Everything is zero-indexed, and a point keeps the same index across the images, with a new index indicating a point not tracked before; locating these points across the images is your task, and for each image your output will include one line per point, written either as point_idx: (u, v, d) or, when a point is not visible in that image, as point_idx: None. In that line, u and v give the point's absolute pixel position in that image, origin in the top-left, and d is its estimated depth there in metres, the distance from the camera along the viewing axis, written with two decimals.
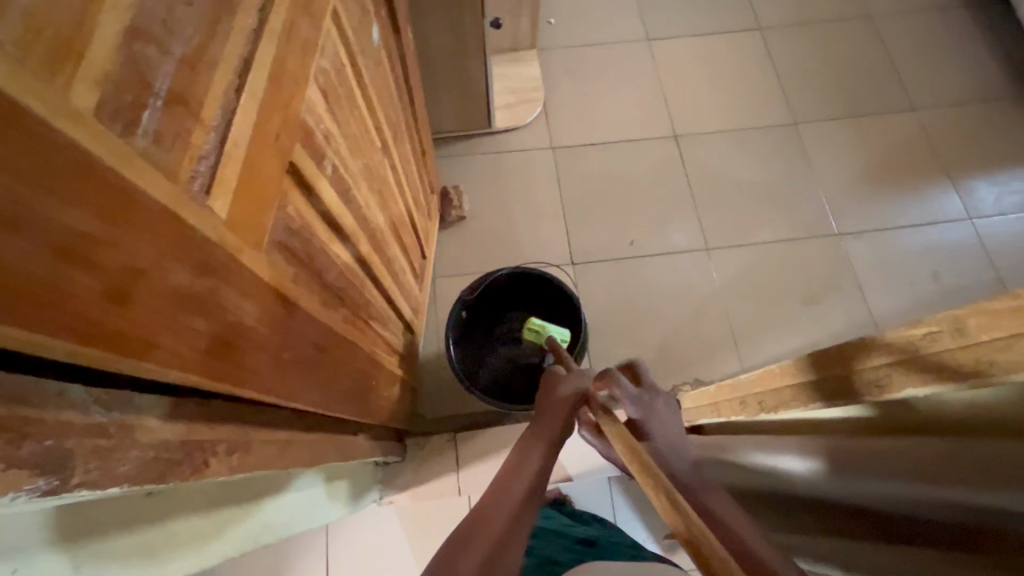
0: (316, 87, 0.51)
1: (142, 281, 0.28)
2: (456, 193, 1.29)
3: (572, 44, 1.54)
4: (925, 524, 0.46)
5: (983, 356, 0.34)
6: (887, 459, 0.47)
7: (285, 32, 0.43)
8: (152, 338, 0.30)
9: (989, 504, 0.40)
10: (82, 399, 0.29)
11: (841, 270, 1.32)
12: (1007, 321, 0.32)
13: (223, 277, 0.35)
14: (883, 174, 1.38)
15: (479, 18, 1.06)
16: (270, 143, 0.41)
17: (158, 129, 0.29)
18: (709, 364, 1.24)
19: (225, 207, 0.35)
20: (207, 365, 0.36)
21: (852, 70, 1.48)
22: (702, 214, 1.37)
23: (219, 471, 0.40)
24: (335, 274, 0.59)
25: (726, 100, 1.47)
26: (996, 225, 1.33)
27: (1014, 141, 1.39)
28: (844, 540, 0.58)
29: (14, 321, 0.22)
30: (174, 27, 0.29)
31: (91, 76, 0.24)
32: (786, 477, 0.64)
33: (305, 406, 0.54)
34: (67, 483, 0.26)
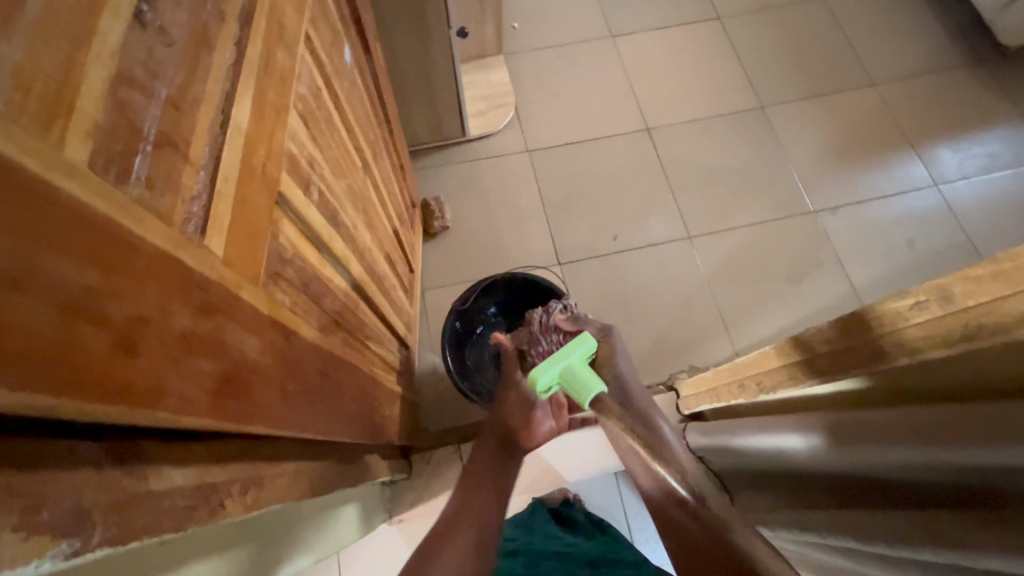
0: (299, 112, 0.48)
1: (147, 329, 0.26)
2: (437, 205, 1.31)
3: (538, 46, 1.56)
4: (921, 490, 0.50)
5: (972, 320, 0.43)
6: (885, 428, 0.52)
7: (264, 59, 0.40)
8: (162, 386, 0.28)
9: (982, 465, 0.43)
10: (94, 455, 0.28)
11: (821, 246, 1.35)
12: (989, 286, 0.42)
13: (227, 316, 0.33)
14: (852, 148, 1.44)
15: (445, 26, 1.07)
16: (259, 176, 0.38)
17: (150, 174, 0.27)
18: (701, 349, 1.27)
19: (221, 243, 0.33)
20: (221, 407, 0.33)
21: (807, 52, 1.56)
22: (679, 198, 1.40)
23: (235, 512, 0.39)
24: (335, 301, 0.58)
25: (691, 89, 1.52)
26: (960, 188, 1.38)
27: (969, 106, 1.47)
28: (833, 511, 0.63)
29: (42, 386, 0.21)
30: (156, 67, 0.28)
31: (82, 128, 0.22)
32: (790, 456, 0.71)
33: (318, 437, 0.52)
34: (89, 543, 0.26)
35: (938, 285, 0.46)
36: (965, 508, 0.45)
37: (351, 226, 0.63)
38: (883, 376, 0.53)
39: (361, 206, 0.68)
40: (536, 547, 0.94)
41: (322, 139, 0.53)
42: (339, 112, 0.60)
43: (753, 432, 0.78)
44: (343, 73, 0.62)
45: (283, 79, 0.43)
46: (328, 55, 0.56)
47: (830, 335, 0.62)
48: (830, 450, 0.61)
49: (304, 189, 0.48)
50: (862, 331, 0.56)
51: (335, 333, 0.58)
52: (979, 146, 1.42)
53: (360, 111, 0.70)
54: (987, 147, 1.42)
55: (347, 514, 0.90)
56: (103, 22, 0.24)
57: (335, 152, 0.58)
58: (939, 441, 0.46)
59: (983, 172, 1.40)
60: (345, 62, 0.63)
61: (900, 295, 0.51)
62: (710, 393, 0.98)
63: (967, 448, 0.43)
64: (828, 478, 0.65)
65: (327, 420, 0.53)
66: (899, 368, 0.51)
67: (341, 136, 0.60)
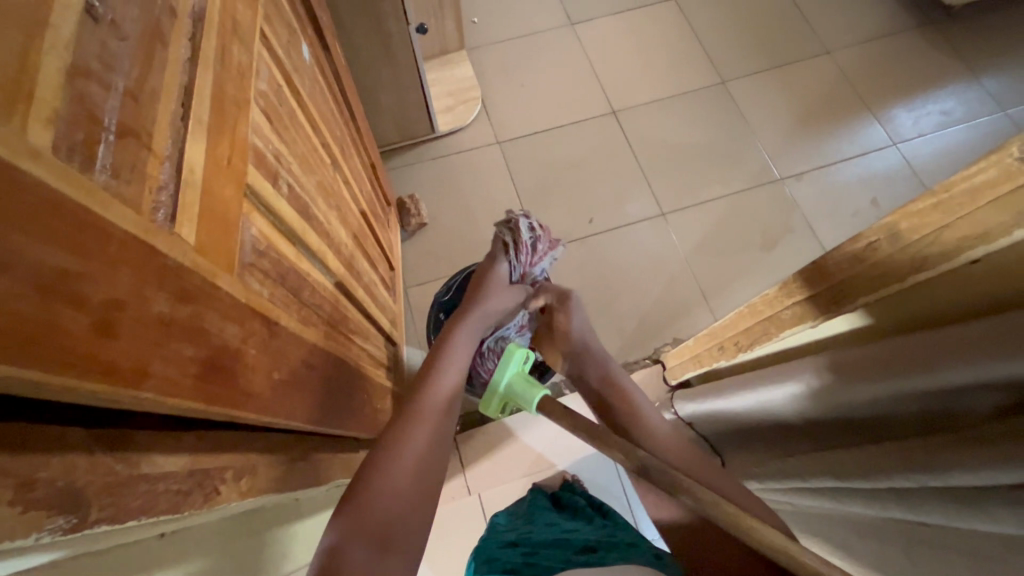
0: (260, 107, 0.48)
1: (125, 311, 0.27)
2: (412, 202, 1.32)
3: (500, 38, 1.58)
4: (898, 421, 0.54)
5: (919, 253, 0.46)
6: (853, 368, 0.55)
7: (220, 56, 0.41)
8: (145, 366, 0.28)
9: (945, 386, 0.46)
10: (84, 440, 0.29)
11: (791, 213, 1.39)
12: (930, 218, 0.45)
13: (204, 302, 0.34)
14: (813, 115, 1.48)
15: (404, 24, 1.07)
16: (224, 169, 0.39)
17: (114, 163, 0.28)
18: (684, 321, 1.30)
19: (192, 231, 0.34)
20: (206, 391, 0.34)
21: (763, 26, 1.60)
22: (650, 178, 1.43)
23: (230, 497, 0.40)
24: (314, 293, 0.58)
25: (653, 70, 1.55)
26: (918, 145, 1.43)
27: (920, 66, 1.52)
28: (815, 453, 0.66)
29: (26, 363, 0.22)
30: (110, 60, 0.28)
31: (43, 116, 0.23)
32: (768, 412, 0.72)
33: (308, 427, 0.53)
34: (86, 520, 0.27)
35: (886, 224, 0.50)
36: (945, 428, 0.48)
37: (324, 220, 0.64)
38: (863, 317, 0.56)
39: (333, 202, 0.69)
40: (535, 538, 0.86)
41: (286, 134, 0.54)
42: (301, 109, 0.61)
43: (730, 393, 0.81)
44: (302, 70, 0.63)
45: (240, 75, 0.44)
46: (286, 52, 0.57)
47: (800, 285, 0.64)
48: (806, 397, 0.63)
49: (272, 182, 0.49)
50: (831, 279, 0.58)
51: (318, 326, 0.58)
52: (933, 104, 1.47)
53: (323, 107, 0.70)
54: (940, 104, 1.47)
55: None
56: (55, 14, 0.25)
57: (301, 147, 0.59)
58: (899, 371, 0.49)
59: (938, 128, 1.45)
60: (304, 59, 0.64)
61: (854, 239, 0.54)
62: (693, 360, 1.00)
63: (925, 373, 0.46)
64: (809, 424, 0.67)
65: (316, 409, 0.54)
66: (879, 307, 0.54)
67: (306, 132, 0.61)
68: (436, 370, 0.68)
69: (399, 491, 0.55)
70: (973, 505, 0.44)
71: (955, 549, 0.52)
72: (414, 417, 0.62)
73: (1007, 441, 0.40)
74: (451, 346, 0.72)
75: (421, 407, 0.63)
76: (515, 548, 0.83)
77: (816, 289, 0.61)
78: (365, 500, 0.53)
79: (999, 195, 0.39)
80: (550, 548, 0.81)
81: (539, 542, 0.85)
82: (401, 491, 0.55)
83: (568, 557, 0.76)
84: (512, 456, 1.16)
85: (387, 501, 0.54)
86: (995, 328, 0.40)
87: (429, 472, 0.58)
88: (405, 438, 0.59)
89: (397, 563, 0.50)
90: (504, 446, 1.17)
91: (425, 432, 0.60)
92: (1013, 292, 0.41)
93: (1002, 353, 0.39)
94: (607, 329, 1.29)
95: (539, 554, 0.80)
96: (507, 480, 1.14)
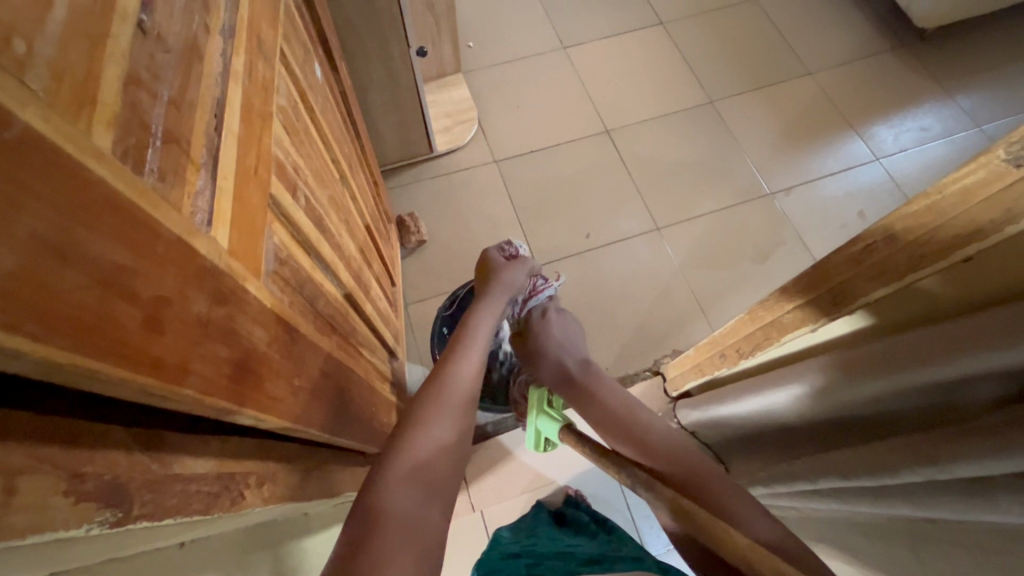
0: (280, 122, 0.50)
1: (169, 308, 0.28)
2: (412, 220, 1.34)
3: (495, 61, 1.63)
4: (901, 416, 0.55)
5: (912, 252, 0.49)
6: (857, 366, 0.56)
7: (247, 72, 0.42)
8: (185, 363, 0.29)
9: (944, 379, 0.47)
10: (124, 439, 0.29)
11: (781, 225, 1.43)
12: (924, 220, 0.47)
13: (236, 305, 0.35)
14: (799, 132, 1.54)
15: (405, 47, 1.11)
16: (251, 178, 0.40)
17: (161, 167, 0.29)
18: (682, 333, 1.32)
19: (226, 235, 0.35)
20: (236, 392, 0.35)
21: (748, 49, 1.66)
22: (644, 194, 1.46)
23: (254, 502, 0.40)
24: (328, 304, 0.59)
25: (644, 90, 1.60)
26: (899, 160, 1.49)
27: (899, 85, 1.58)
28: (822, 454, 0.67)
29: (84, 354, 0.23)
30: (157, 72, 0.30)
31: (104, 118, 0.24)
32: (772, 414, 0.73)
33: (323, 435, 0.53)
34: (129, 515, 0.27)
35: (883, 227, 0.52)
36: (947, 420, 0.49)
37: (335, 232, 0.65)
38: (862, 317, 0.58)
39: (342, 216, 0.70)
40: (539, 550, 0.86)
41: (302, 148, 0.56)
42: (315, 124, 0.62)
43: (732, 398, 0.82)
44: (315, 88, 0.65)
45: (264, 90, 0.45)
46: (301, 71, 0.59)
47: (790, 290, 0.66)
48: (811, 397, 0.64)
49: (291, 194, 0.50)
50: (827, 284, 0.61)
51: (332, 335, 0.59)
52: (911, 121, 1.53)
53: (334, 125, 0.72)
54: (919, 122, 1.53)
55: None
56: (114, 26, 0.26)
57: (315, 161, 0.60)
58: (900, 367, 0.51)
59: (918, 144, 1.50)
60: (317, 78, 0.66)
61: (852, 241, 0.57)
62: (694, 369, 1.00)
63: (925, 367, 0.48)
64: (815, 426, 0.68)
65: (330, 417, 0.54)
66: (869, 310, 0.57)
67: (319, 146, 0.63)
68: (460, 351, 0.70)
69: (433, 455, 0.59)
70: (982, 498, 0.45)
71: (964, 546, 0.52)
72: (440, 394, 0.64)
73: (1006, 429, 0.41)
74: (472, 318, 0.77)
75: (445, 385, 0.65)
76: (519, 560, 0.83)
77: (813, 291, 0.64)
78: (402, 463, 0.57)
79: (990, 194, 0.41)
80: (554, 560, 0.81)
81: (545, 553, 0.85)
82: (429, 467, 0.58)
83: (572, 569, 0.76)
84: (514, 471, 1.16)
85: (416, 475, 0.56)
86: (988, 321, 0.42)
87: (455, 445, 0.62)
88: (429, 413, 0.62)
89: (436, 517, 0.54)
90: (508, 460, 1.16)
91: (452, 403, 0.64)
92: (1005, 290, 0.43)
93: (995, 345, 0.41)
94: (607, 341, 1.30)
95: (545, 564, 0.79)
96: (510, 495, 1.14)
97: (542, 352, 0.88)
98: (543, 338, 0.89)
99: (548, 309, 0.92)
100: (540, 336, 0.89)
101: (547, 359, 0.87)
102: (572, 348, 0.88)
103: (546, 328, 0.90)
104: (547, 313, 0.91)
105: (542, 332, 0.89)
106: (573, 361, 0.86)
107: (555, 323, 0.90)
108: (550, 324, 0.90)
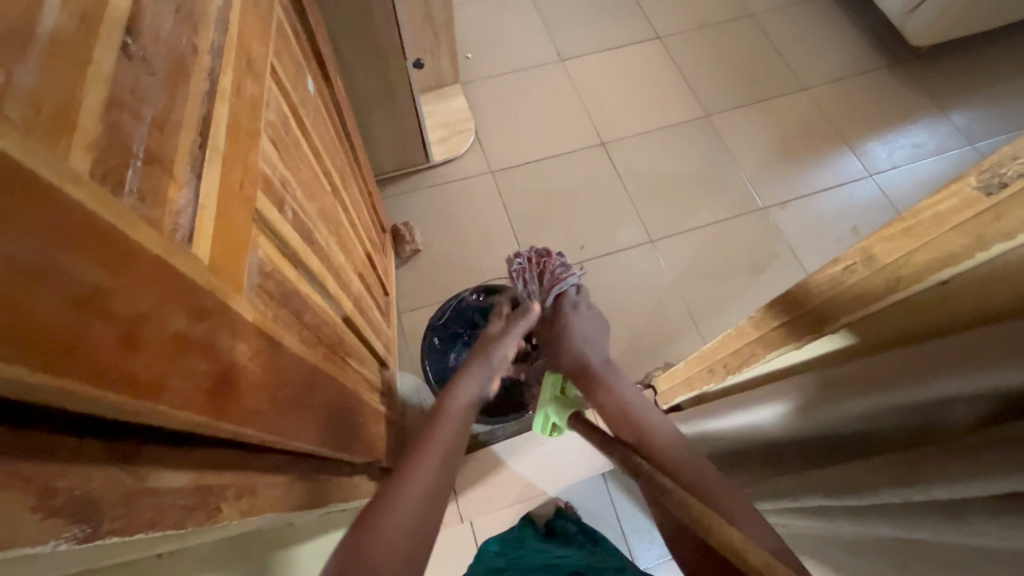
0: (268, 138, 0.50)
1: (147, 326, 0.29)
2: (406, 229, 1.34)
3: (493, 73, 1.64)
4: (882, 435, 0.55)
5: (889, 275, 0.49)
6: (841, 385, 0.56)
7: (234, 89, 0.43)
8: (161, 380, 0.29)
9: (922, 400, 0.48)
10: (98, 453, 0.30)
11: (775, 239, 1.44)
12: (901, 244, 0.47)
13: (217, 320, 0.36)
14: (793, 147, 1.55)
15: (401, 59, 1.12)
16: (236, 194, 0.41)
17: (141, 188, 0.30)
18: (673, 345, 1.32)
19: (207, 252, 0.36)
20: (213, 407, 0.35)
21: (743, 63, 1.68)
22: (639, 206, 1.47)
23: (231, 515, 0.40)
24: (315, 315, 0.60)
25: (640, 103, 1.61)
26: (892, 176, 1.50)
27: (892, 102, 1.60)
28: (807, 471, 0.67)
29: (56, 373, 0.23)
30: (141, 94, 0.31)
31: (83, 143, 0.25)
32: (759, 430, 0.74)
33: (307, 447, 0.53)
34: (98, 530, 0.28)
35: (862, 248, 0.52)
36: (926, 440, 0.50)
37: (324, 245, 0.66)
38: (846, 335, 0.58)
39: (332, 228, 0.71)
40: (525, 563, 0.87)
41: (291, 162, 0.56)
42: (305, 138, 0.63)
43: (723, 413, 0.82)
44: (307, 102, 0.66)
45: (252, 107, 0.46)
46: (292, 86, 0.60)
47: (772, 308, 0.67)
48: (796, 415, 0.65)
49: (278, 208, 0.51)
50: (805, 304, 0.61)
51: (318, 347, 0.60)
52: (905, 137, 1.55)
53: (325, 138, 0.73)
54: (912, 138, 1.54)
55: None
56: (97, 51, 0.27)
57: (304, 175, 0.61)
58: (883, 387, 0.51)
59: (911, 160, 1.52)
60: (309, 92, 0.67)
61: (831, 261, 0.56)
62: (684, 383, 1.00)
63: (904, 387, 0.48)
64: (800, 443, 0.68)
65: (314, 429, 0.55)
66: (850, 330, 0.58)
67: (310, 160, 0.64)
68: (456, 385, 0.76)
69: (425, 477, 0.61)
70: (959, 519, 0.46)
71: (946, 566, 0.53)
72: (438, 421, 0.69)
73: (980, 452, 0.42)
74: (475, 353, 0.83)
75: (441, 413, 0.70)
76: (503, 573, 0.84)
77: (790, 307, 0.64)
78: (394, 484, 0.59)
79: (961, 220, 0.41)
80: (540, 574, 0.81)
81: (531, 566, 0.85)
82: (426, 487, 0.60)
83: None
84: (504, 483, 1.14)
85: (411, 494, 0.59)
86: (961, 343, 0.43)
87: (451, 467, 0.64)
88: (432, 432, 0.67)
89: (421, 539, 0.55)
90: (499, 471, 1.14)
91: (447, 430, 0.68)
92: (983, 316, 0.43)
93: (970, 368, 0.42)
94: None
95: None
96: (499, 505, 1.13)
97: (566, 340, 0.88)
98: (568, 327, 0.89)
99: (578, 304, 0.93)
100: (566, 325, 0.90)
101: (568, 344, 0.88)
102: (592, 341, 0.89)
103: (573, 319, 0.91)
104: (577, 307, 0.93)
105: (568, 323, 0.90)
106: (593, 353, 0.87)
107: (583, 317, 0.92)
108: (576, 316, 0.91)
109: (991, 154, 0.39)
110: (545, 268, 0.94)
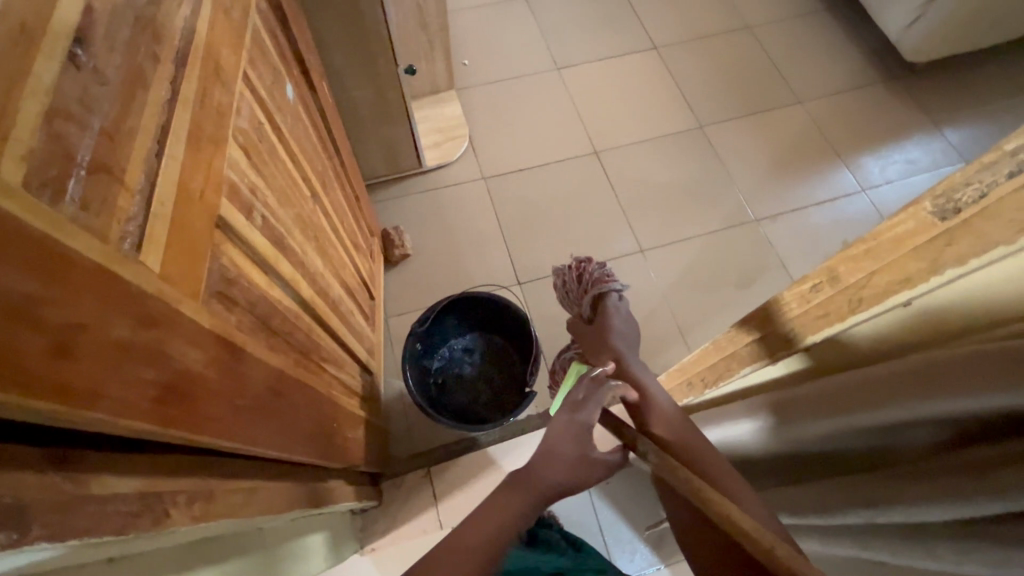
0: (237, 145, 0.51)
1: (85, 335, 0.29)
2: (396, 233, 1.35)
3: (488, 79, 1.65)
4: (851, 453, 0.55)
5: (852, 296, 0.49)
6: (804, 403, 0.56)
7: (199, 97, 0.43)
8: (99, 387, 0.30)
9: (883, 422, 0.47)
10: (33, 460, 0.30)
11: (765, 252, 1.43)
12: (863, 265, 0.47)
13: (166, 328, 0.36)
14: (787, 160, 1.55)
15: (393, 65, 1.13)
16: (196, 201, 0.41)
17: (84, 196, 0.30)
18: (660, 356, 1.32)
19: (158, 260, 0.36)
20: (160, 413, 0.35)
21: (738, 75, 1.68)
22: (630, 216, 1.47)
23: (182, 521, 0.40)
24: (285, 321, 0.60)
25: (634, 113, 1.62)
26: (885, 191, 1.50)
27: (887, 117, 1.60)
28: (784, 488, 0.67)
29: None
30: (90, 104, 0.31)
31: (16, 154, 0.25)
32: (736, 445, 0.73)
33: (271, 453, 0.53)
34: (27, 537, 0.28)
35: (828, 267, 0.51)
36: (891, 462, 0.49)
37: (299, 251, 0.66)
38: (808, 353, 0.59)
39: (310, 233, 0.71)
40: None
41: (264, 168, 0.57)
42: (282, 144, 0.64)
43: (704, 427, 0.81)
44: (285, 109, 0.67)
45: (219, 114, 0.47)
46: (268, 92, 0.61)
47: (740, 324, 0.67)
48: (766, 433, 0.64)
49: (245, 214, 0.51)
50: (769, 322, 0.61)
51: (287, 353, 0.60)
52: (898, 153, 1.55)
53: (306, 144, 0.74)
54: (906, 154, 1.54)
55: (313, 547, 0.89)
56: (37, 64, 0.27)
57: (279, 181, 0.61)
58: (846, 410, 0.50)
59: (905, 176, 1.52)
60: (288, 98, 0.67)
61: (798, 280, 0.56)
62: None
63: (864, 411, 0.48)
64: (776, 460, 0.67)
65: (280, 435, 0.55)
66: (820, 346, 0.58)
67: (286, 166, 0.64)
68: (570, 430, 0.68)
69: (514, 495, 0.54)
70: (921, 545, 0.45)
71: None
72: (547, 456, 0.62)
73: (938, 477, 0.41)
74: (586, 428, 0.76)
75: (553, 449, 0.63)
76: None
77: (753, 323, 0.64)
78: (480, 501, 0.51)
79: (919, 243, 0.41)
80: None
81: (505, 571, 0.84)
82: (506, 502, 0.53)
83: None
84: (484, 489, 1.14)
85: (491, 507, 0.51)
86: (922, 365, 0.43)
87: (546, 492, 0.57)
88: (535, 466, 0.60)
89: None
90: (478, 478, 1.15)
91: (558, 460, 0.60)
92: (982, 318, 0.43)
93: (929, 392, 0.41)
94: None
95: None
96: None
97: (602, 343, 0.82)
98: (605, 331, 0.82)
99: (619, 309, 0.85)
100: (603, 329, 0.83)
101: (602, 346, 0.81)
102: (627, 341, 0.83)
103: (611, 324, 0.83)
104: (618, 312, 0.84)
105: (605, 320, 0.84)
106: (630, 354, 0.80)
107: (619, 314, 0.85)
108: (615, 315, 0.84)
109: (945, 180, 0.39)
110: (588, 269, 0.87)
